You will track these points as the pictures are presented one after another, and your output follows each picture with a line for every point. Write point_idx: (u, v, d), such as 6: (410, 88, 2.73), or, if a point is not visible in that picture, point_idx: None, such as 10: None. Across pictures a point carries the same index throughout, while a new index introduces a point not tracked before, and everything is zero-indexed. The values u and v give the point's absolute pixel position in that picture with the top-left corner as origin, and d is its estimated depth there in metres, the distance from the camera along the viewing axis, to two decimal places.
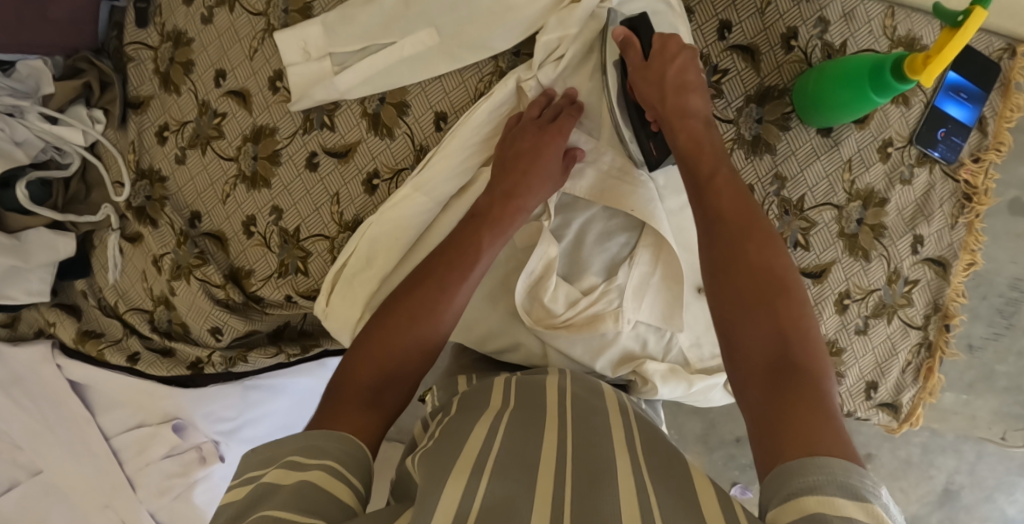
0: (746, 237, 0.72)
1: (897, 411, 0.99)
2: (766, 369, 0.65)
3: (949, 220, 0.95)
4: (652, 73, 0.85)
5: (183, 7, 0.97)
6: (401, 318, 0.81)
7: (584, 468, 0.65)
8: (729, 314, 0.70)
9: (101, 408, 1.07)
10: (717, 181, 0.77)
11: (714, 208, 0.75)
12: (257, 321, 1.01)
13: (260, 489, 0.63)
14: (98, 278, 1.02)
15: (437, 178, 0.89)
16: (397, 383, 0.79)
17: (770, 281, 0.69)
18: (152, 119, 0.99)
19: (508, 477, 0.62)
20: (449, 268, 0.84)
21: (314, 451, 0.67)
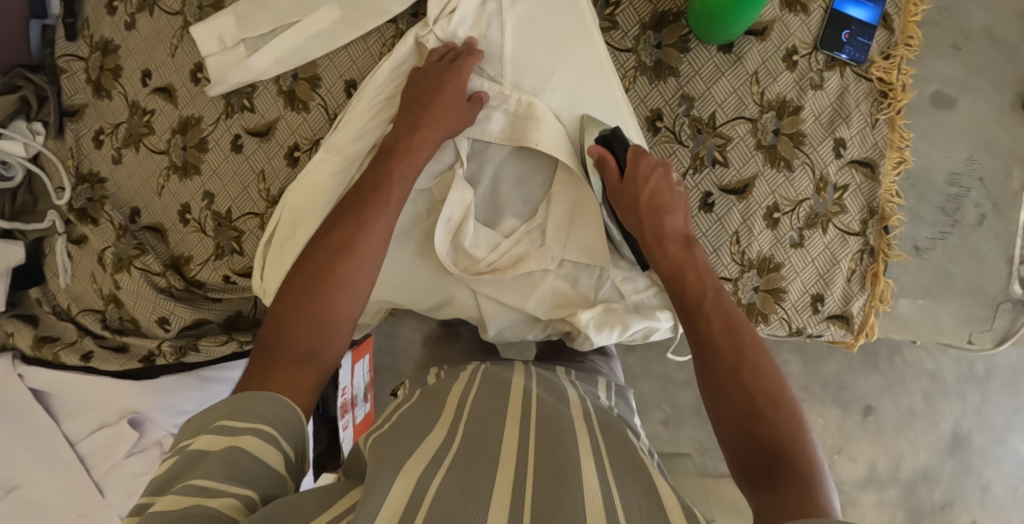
0: (738, 360, 0.74)
1: (849, 324, 0.97)
2: (762, 472, 0.65)
3: (869, 119, 0.94)
4: (625, 196, 0.89)
5: (108, 17, 1.02)
6: (323, 258, 0.83)
7: (546, 465, 0.68)
8: (726, 429, 0.71)
9: (67, 414, 1.08)
10: (707, 296, 0.82)
11: (707, 336, 0.78)
12: (205, 309, 1.04)
13: (186, 458, 0.61)
14: (52, 285, 1.06)
15: (348, 138, 0.93)
16: (331, 328, 0.80)
17: (760, 392, 0.71)
18: (88, 125, 1.03)
19: (459, 471, 0.66)
20: (365, 206, 0.86)
21: (243, 414, 0.66)
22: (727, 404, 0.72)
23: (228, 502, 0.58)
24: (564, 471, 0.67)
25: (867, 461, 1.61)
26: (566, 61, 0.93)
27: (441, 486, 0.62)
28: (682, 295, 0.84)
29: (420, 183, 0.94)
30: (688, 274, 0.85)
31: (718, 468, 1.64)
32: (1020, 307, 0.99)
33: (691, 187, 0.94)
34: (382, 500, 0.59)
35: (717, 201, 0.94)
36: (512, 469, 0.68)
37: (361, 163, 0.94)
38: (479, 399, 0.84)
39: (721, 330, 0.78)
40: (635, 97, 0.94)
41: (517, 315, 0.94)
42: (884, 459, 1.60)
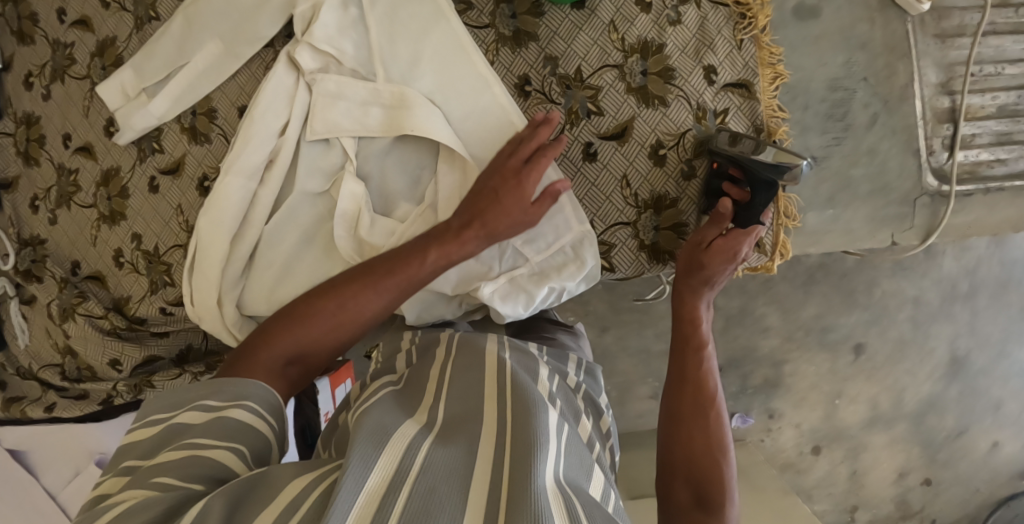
0: (706, 397, 0.87)
1: (760, 246, 0.96)
2: (691, 495, 0.81)
3: (733, 42, 0.95)
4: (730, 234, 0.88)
5: (26, 93, 1.11)
6: (329, 303, 0.85)
7: (518, 441, 0.66)
8: (676, 454, 0.84)
9: (43, 468, 1.15)
10: (700, 389, 0.87)
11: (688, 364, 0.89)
12: (154, 346, 1.10)
13: (172, 430, 0.71)
14: (12, 347, 1.13)
15: (240, 155, 0.97)
16: (309, 362, 0.86)
17: (713, 432, 0.84)
18: (23, 193, 1.11)
19: (443, 452, 0.64)
20: (384, 273, 0.86)
21: (216, 392, 0.75)
22: (677, 484, 0.82)
23: (218, 452, 0.67)
24: (534, 447, 0.64)
25: (869, 401, 1.58)
26: (430, 46, 0.96)
27: (426, 457, 0.63)
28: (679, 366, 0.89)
29: (317, 187, 0.99)
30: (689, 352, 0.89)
31: None
32: (937, 199, 0.98)
33: (572, 141, 0.96)
34: (373, 461, 0.60)
35: (599, 149, 0.95)
36: (490, 447, 0.66)
37: (262, 181, 0.99)
38: (456, 374, 0.81)
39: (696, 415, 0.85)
40: (501, 68, 0.97)
41: (428, 296, 0.96)
42: (886, 396, 1.58)
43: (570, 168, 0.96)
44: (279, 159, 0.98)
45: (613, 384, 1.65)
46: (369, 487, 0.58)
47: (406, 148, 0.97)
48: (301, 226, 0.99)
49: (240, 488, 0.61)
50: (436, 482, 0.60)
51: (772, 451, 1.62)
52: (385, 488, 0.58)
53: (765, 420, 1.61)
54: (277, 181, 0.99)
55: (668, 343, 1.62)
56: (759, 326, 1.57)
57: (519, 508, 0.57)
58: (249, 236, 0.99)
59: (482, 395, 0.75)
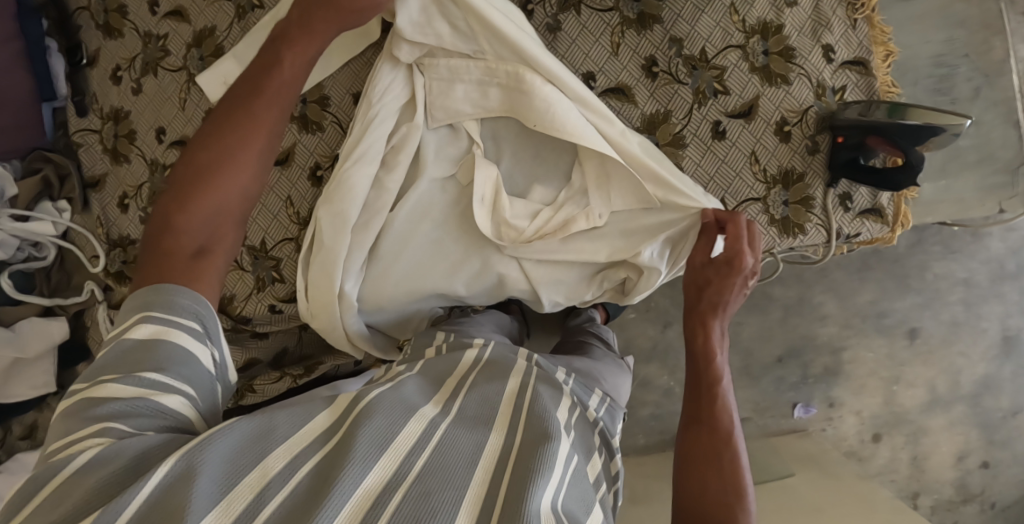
0: (722, 431, 0.82)
1: (883, 216, 0.98)
2: None
3: (848, 22, 0.98)
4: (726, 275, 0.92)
5: (114, 87, 1.06)
6: (211, 148, 0.73)
7: (518, 461, 0.61)
8: (687, 488, 0.77)
9: None
10: (714, 411, 0.84)
11: (706, 393, 0.86)
12: (254, 347, 1.06)
13: (122, 354, 0.61)
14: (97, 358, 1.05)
15: (366, 140, 0.93)
16: (220, 240, 0.72)
17: (728, 467, 0.78)
18: (110, 192, 1.05)
19: (436, 461, 0.59)
20: (257, 91, 0.76)
21: (148, 303, 0.64)
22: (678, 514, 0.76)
23: (175, 399, 0.60)
24: (531, 479, 0.59)
25: (926, 385, 1.67)
26: (540, 45, 0.92)
27: (426, 464, 0.58)
28: (698, 386, 0.88)
29: (443, 172, 0.95)
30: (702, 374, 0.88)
31: (780, 425, 1.68)
32: None
33: (701, 119, 0.98)
34: (372, 460, 0.56)
35: (728, 127, 0.98)
36: (493, 460, 0.62)
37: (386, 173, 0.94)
38: (477, 383, 0.78)
39: (700, 443, 0.81)
40: (627, 50, 0.99)
41: (572, 275, 0.97)
42: (943, 379, 1.67)
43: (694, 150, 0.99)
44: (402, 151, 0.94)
45: (678, 380, 1.66)
46: (365, 485, 0.55)
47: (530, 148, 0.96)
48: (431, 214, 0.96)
49: (222, 441, 0.56)
50: (432, 486, 0.56)
51: (835, 440, 1.69)
52: (373, 502, 0.53)
53: (826, 409, 1.68)
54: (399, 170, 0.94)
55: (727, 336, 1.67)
56: (817, 313, 1.65)
57: None
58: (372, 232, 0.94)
59: (495, 405, 0.73)
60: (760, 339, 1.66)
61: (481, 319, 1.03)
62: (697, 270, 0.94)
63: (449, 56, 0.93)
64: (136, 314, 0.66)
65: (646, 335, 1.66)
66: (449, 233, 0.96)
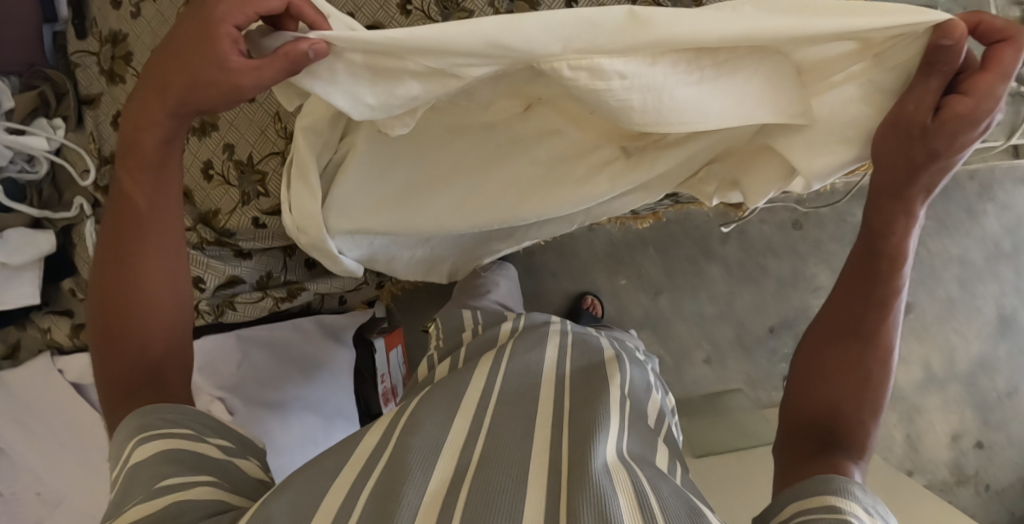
0: (868, 352, 0.76)
1: None
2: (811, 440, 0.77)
3: None
4: (921, 151, 0.61)
5: (113, 10, 1.05)
6: (112, 270, 0.75)
7: (573, 418, 0.83)
8: (810, 399, 0.79)
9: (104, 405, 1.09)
10: (871, 333, 0.76)
11: (866, 307, 0.75)
12: (236, 267, 1.05)
13: (132, 472, 0.70)
14: (83, 272, 1.08)
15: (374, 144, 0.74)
16: (174, 354, 0.80)
17: (862, 383, 0.76)
18: (104, 111, 1.07)
19: (495, 435, 0.79)
20: (137, 235, 0.74)
21: (141, 432, 0.74)
22: (793, 429, 0.80)
23: (203, 483, 0.70)
24: (592, 432, 0.79)
25: (920, 362, 1.66)
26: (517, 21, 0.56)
27: (485, 447, 0.77)
28: (862, 294, 0.74)
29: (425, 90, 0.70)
30: (875, 290, 0.73)
31: (772, 398, 1.68)
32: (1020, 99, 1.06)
33: None
34: (431, 467, 0.72)
35: None
36: (549, 427, 0.82)
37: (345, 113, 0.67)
38: (510, 372, 0.96)
39: (847, 368, 0.77)
40: None
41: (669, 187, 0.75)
42: (936, 355, 1.66)
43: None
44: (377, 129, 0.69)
45: (668, 350, 1.68)
46: (432, 486, 0.70)
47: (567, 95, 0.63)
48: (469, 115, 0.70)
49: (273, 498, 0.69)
50: (488, 472, 0.71)
51: None
52: (446, 486, 0.70)
53: None
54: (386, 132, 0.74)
55: (720, 306, 1.67)
56: (810, 286, 1.66)
57: (582, 462, 0.71)
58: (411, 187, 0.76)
59: (537, 377, 0.96)
60: (752, 310, 1.67)
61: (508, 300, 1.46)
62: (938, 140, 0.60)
63: (399, 70, 0.59)
64: (121, 441, 0.75)
65: (638, 303, 1.67)
66: (489, 157, 0.73)
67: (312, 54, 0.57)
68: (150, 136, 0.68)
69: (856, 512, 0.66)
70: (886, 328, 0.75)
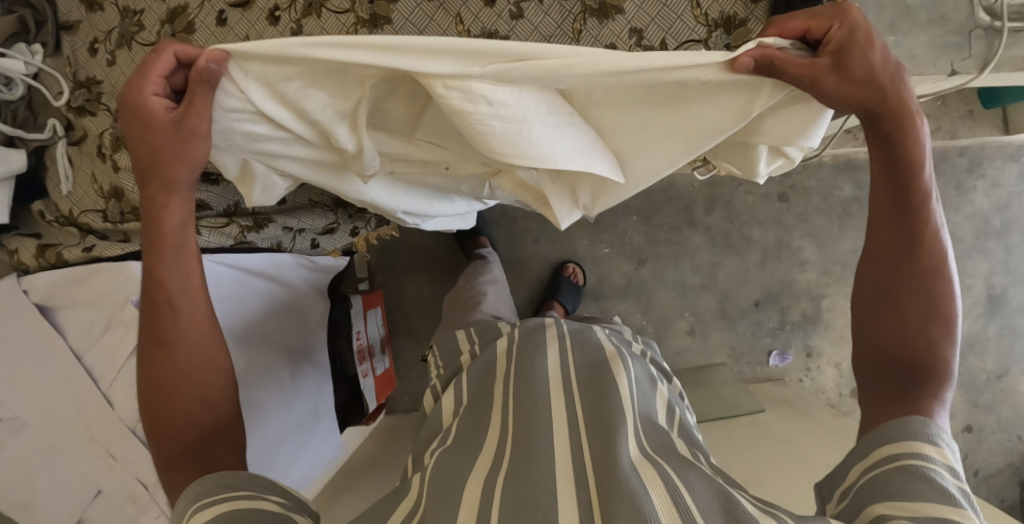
0: (923, 270, 0.78)
1: None
2: (891, 375, 0.80)
3: None
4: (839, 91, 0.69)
5: None
6: (164, 353, 0.81)
7: (592, 429, 0.91)
8: (880, 337, 0.81)
9: (69, 327, 1.08)
10: (920, 239, 0.78)
11: (908, 233, 0.78)
12: (202, 192, 1.06)
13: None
14: (54, 196, 1.08)
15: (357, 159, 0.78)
16: (221, 394, 0.83)
17: (929, 305, 0.78)
18: (82, 38, 1.09)
19: (521, 452, 0.88)
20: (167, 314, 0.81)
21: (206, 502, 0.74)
22: (872, 365, 0.82)
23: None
24: (613, 433, 0.88)
25: None
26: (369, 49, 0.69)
27: (506, 481, 0.83)
28: (902, 211, 0.77)
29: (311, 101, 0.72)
30: (910, 185, 0.76)
31: (756, 373, 1.67)
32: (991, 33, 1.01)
33: None
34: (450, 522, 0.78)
35: None
36: (572, 438, 0.90)
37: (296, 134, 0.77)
38: (518, 385, 1.02)
39: (910, 289, 0.79)
40: None
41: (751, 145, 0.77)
42: None
43: (622, 51, 0.94)
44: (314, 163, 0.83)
45: (650, 320, 1.67)
46: None
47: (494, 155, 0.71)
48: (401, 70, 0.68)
49: None
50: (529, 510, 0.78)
51: (813, 391, 1.66)
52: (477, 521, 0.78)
53: (804, 359, 1.65)
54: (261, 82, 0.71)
55: (704, 277, 1.65)
56: (796, 259, 1.64)
57: (615, 481, 0.79)
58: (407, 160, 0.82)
59: (552, 385, 1.01)
60: (736, 281, 1.65)
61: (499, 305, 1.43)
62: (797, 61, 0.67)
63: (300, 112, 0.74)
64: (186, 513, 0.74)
65: (620, 272, 1.66)
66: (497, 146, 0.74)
67: (215, 62, 0.69)
68: (169, 218, 0.80)
69: (937, 470, 0.72)
70: (932, 235, 0.77)
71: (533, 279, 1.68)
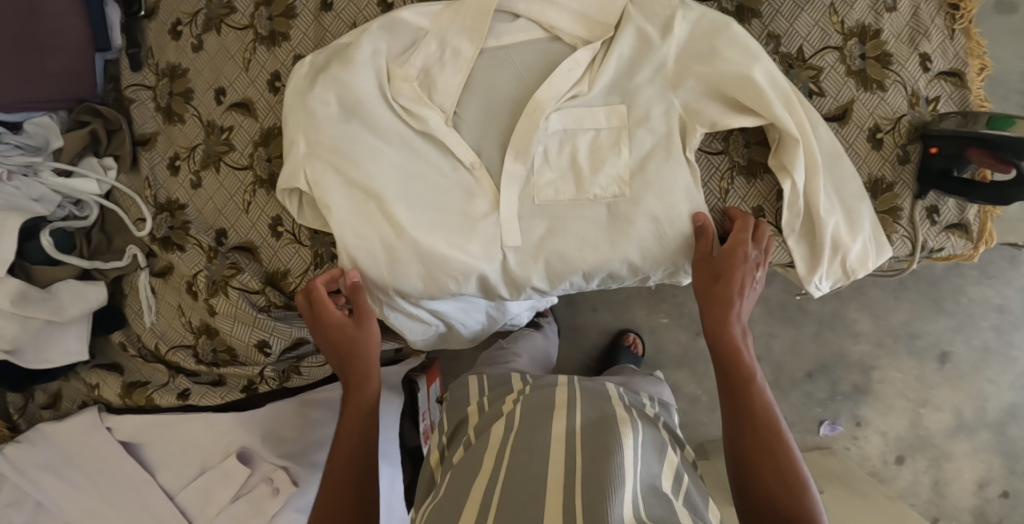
0: (768, 429, 0.79)
1: (968, 232, 0.97)
2: (771, 514, 0.75)
3: (946, 32, 0.95)
4: (711, 268, 0.85)
5: (172, 42, 0.99)
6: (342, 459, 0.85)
7: (588, 479, 0.75)
8: (744, 439, 0.79)
9: (157, 465, 1.01)
10: (761, 413, 0.80)
11: (742, 401, 0.81)
12: (302, 328, 0.98)
13: None
14: (135, 326, 1.00)
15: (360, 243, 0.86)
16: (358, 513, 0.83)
17: (771, 471, 0.77)
18: (161, 152, 0.99)
19: (509, 516, 0.74)
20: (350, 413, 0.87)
21: None
22: (749, 492, 0.77)
23: None
24: (604, 488, 0.74)
25: (953, 409, 1.52)
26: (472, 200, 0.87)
27: None
28: (727, 382, 0.83)
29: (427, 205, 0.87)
30: (776, 451, 0.77)
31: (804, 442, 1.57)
32: None
33: None
34: None
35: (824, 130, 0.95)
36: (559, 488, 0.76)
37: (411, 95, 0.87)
38: (501, 441, 0.86)
39: (759, 447, 0.78)
40: None
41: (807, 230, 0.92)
42: (969, 405, 1.52)
43: (769, 213, 0.94)
44: (433, 96, 0.88)
45: (706, 389, 1.55)
46: None
47: (594, 160, 0.88)
48: (526, 59, 0.88)
49: None
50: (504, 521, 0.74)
51: (857, 459, 1.57)
52: None
53: (852, 428, 1.55)
54: (369, 43, 0.87)
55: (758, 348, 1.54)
56: (848, 331, 1.52)
57: None
58: (445, 294, 0.88)
59: (522, 417, 0.90)
60: (790, 353, 1.54)
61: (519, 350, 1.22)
62: (731, 237, 0.85)
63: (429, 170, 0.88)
64: None
65: (677, 341, 1.54)
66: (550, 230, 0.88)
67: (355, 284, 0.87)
68: (359, 402, 0.88)
69: None
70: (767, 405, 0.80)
71: (590, 347, 1.56)
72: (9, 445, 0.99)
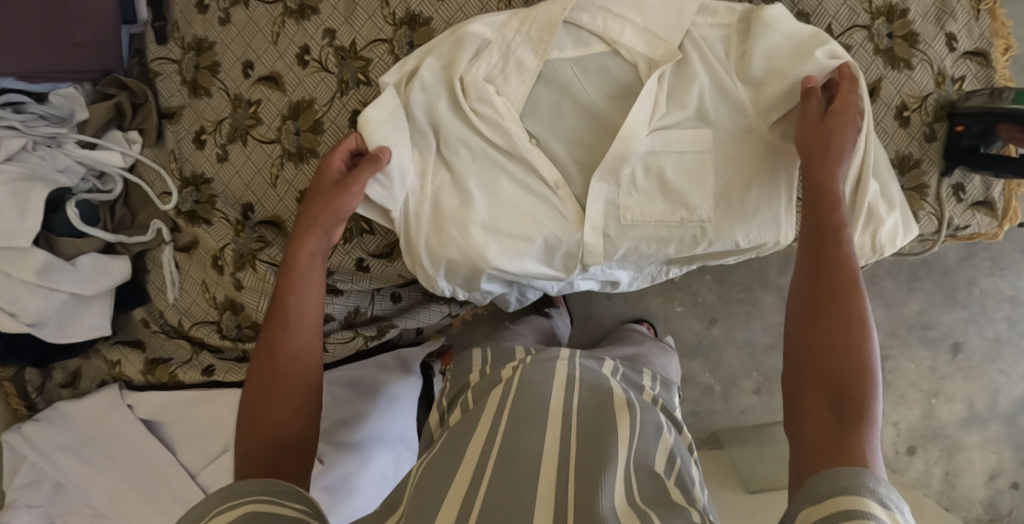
0: (849, 304, 0.71)
1: (993, 210, 0.97)
2: (824, 399, 0.68)
3: (972, 13, 0.95)
4: (811, 119, 0.81)
5: (199, 15, 0.98)
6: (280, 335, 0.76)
7: (584, 462, 0.74)
8: (818, 318, 0.72)
9: (180, 444, 0.98)
10: (848, 288, 0.72)
11: (831, 268, 0.74)
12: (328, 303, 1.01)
13: None
14: (158, 302, 0.99)
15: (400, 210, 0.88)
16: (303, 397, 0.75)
17: (839, 348, 0.69)
18: (187, 126, 0.98)
19: (504, 476, 0.72)
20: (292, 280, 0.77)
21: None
22: (805, 370, 0.70)
23: None
24: (598, 468, 0.72)
25: (965, 400, 1.47)
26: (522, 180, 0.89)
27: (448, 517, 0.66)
28: (822, 253, 0.75)
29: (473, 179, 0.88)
30: (850, 335, 0.70)
31: None
32: None
33: None
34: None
35: None
36: (557, 464, 0.74)
37: (489, 105, 0.87)
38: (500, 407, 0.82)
39: (834, 323, 0.71)
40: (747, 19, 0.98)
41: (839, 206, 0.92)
42: (982, 395, 1.47)
43: None
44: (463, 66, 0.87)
45: (718, 378, 1.48)
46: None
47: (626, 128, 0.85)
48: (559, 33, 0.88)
49: None
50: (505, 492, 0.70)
51: None
52: None
53: None
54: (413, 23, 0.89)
55: (775, 337, 1.47)
56: None
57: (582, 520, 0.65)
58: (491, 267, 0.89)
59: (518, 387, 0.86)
60: None
61: (522, 329, 1.21)
62: (842, 109, 0.81)
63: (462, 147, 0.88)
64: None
65: (692, 330, 1.47)
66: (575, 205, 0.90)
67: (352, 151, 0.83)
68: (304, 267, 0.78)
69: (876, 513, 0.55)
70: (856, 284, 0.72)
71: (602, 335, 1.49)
72: (27, 422, 0.99)
